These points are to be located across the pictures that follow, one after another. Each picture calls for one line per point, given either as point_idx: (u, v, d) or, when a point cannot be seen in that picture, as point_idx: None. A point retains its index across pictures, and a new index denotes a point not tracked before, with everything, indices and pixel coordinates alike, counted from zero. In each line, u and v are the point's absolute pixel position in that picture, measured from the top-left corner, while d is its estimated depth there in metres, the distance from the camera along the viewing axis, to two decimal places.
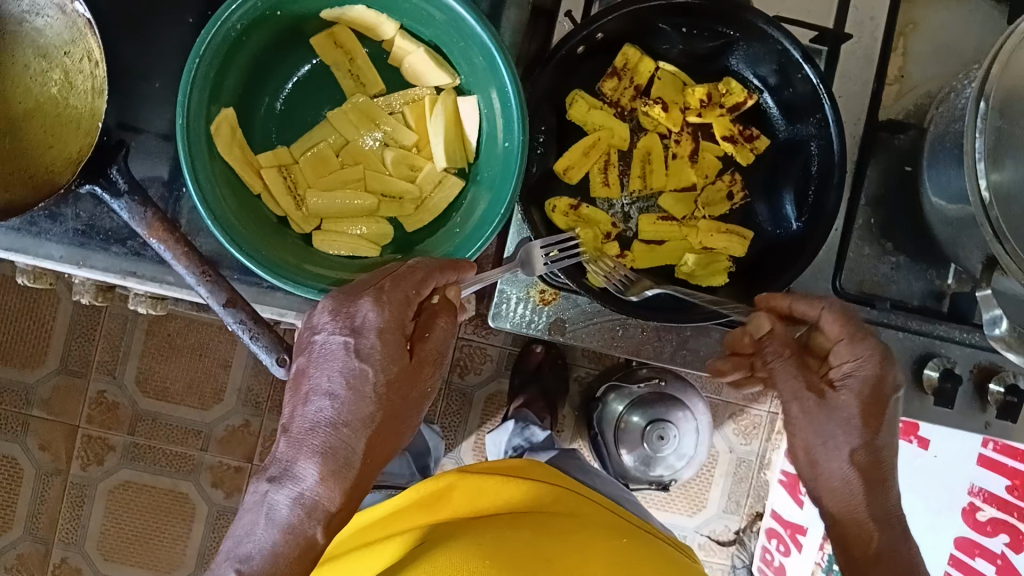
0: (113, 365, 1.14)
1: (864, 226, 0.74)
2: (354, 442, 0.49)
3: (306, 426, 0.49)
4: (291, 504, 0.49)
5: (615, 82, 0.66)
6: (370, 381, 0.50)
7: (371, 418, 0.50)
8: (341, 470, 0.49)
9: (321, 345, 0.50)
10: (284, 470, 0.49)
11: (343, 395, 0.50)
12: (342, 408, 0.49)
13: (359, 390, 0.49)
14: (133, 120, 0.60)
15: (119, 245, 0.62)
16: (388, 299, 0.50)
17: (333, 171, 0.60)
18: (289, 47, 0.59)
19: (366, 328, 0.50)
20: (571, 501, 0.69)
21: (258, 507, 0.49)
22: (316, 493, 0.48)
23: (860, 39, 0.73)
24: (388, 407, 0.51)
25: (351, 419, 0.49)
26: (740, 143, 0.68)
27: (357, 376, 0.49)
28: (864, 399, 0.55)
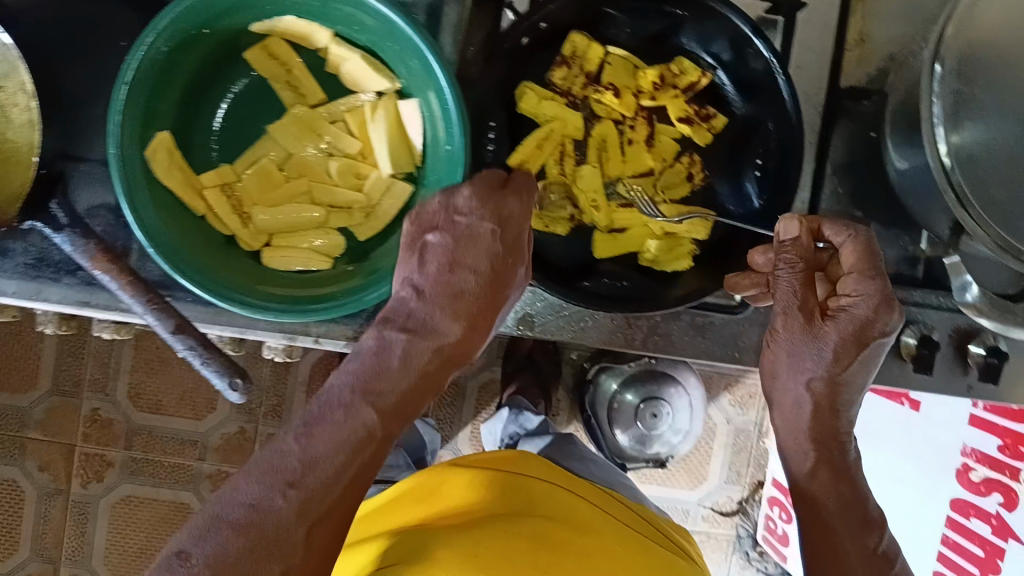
0: (105, 383, 1.14)
1: (832, 196, 0.73)
2: (473, 306, 0.53)
3: (435, 281, 0.53)
4: (430, 353, 0.52)
5: (564, 71, 0.65)
6: (489, 256, 0.53)
7: (492, 290, 0.53)
8: (472, 324, 0.53)
9: (434, 234, 0.54)
10: (367, 363, 0.51)
11: (467, 266, 0.53)
12: (470, 276, 0.53)
13: (462, 275, 0.53)
14: (72, 150, 0.59)
15: (71, 275, 0.61)
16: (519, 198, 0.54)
17: (279, 186, 0.58)
18: (223, 62, 0.58)
19: (509, 220, 0.53)
20: (551, 495, 0.66)
21: (380, 351, 0.51)
22: (450, 343, 0.53)
23: (817, 6, 0.71)
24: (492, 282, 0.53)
25: (472, 290, 0.53)
26: (696, 124, 0.66)
27: (475, 250, 0.53)
28: (849, 337, 0.55)
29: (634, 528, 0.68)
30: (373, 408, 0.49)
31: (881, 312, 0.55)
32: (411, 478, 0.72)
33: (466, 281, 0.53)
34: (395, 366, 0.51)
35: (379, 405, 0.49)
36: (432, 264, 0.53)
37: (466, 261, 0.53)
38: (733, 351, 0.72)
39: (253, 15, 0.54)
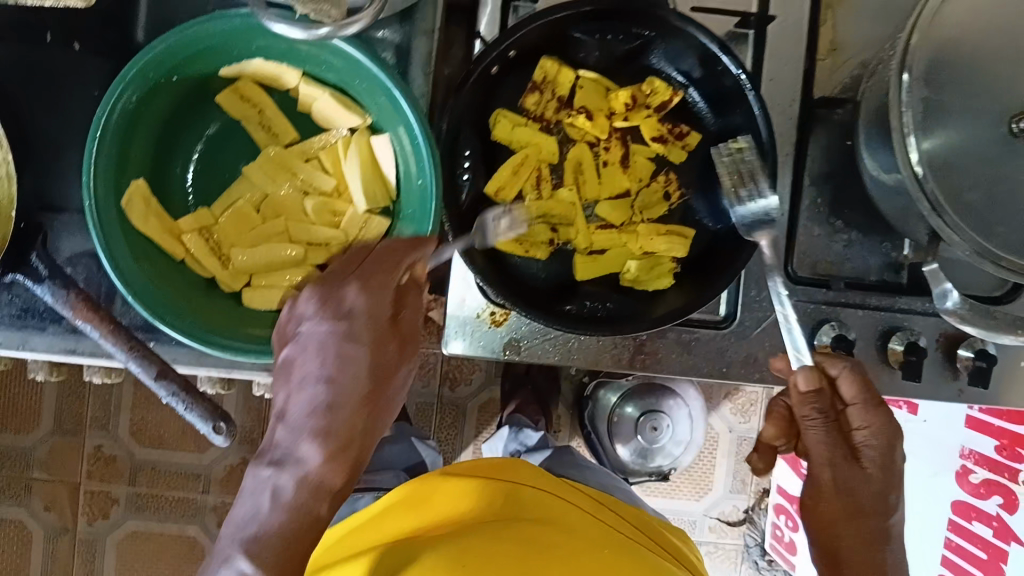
0: (106, 421, 1.15)
1: (812, 205, 0.73)
2: (345, 415, 0.48)
3: (297, 404, 0.48)
4: (294, 485, 0.47)
5: (536, 96, 0.66)
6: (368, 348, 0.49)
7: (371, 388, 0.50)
8: (338, 441, 0.48)
9: (306, 331, 0.50)
10: (258, 482, 0.47)
11: (335, 380, 0.48)
12: (335, 386, 0.48)
13: (341, 376, 0.48)
14: (52, 201, 0.60)
15: (56, 324, 0.61)
16: (375, 285, 0.51)
17: (257, 226, 0.59)
18: (195, 107, 0.58)
19: (356, 312, 0.50)
20: (540, 501, 0.65)
21: (255, 491, 0.47)
22: (316, 471, 0.47)
23: (786, 18, 0.72)
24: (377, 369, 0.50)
25: (340, 400, 0.48)
26: (671, 142, 0.67)
27: (336, 355, 0.49)
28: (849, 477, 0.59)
29: (630, 536, 0.66)
30: (251, 559, 0.44)
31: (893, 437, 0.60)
32: (400, 488, 0.70)
33: (319, 396, 0.48)
34: (268, 506, 0.46)
35: (258, 552, 0.45)
36: (297, 381, 0.49)
37: (332, 371, 0.48)
38: (721, 366, 0.72)
39: (222, 60, 0.55)
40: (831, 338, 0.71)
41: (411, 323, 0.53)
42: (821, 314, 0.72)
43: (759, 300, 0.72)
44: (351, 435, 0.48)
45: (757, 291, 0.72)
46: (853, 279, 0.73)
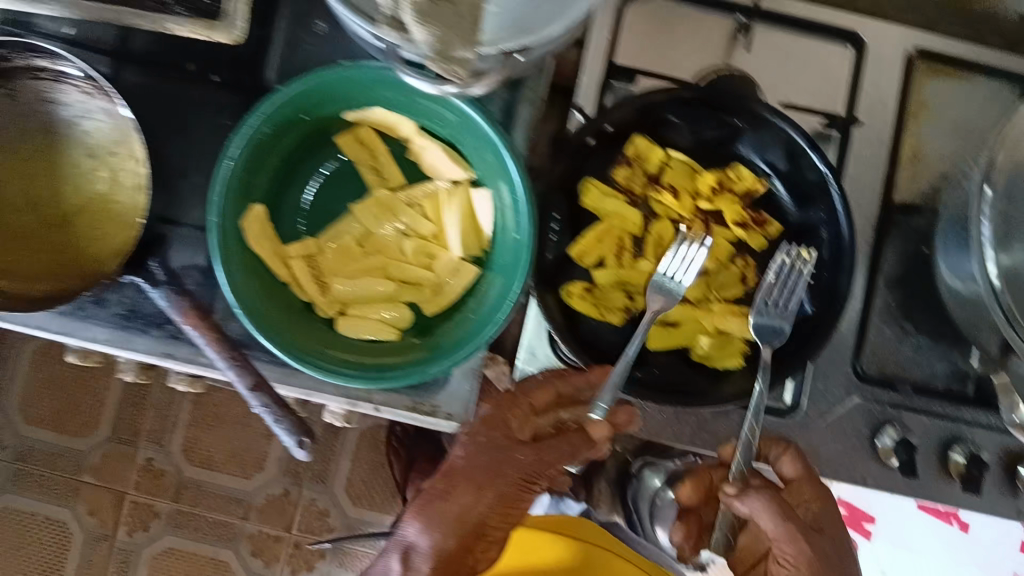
0: (161, 435, 1.19)
1: (884, 306, 0.74)
2: (460, 507, 0.56)
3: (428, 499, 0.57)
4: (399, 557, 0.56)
5: (627, 171, 0.69)
6: (476, 441, 0.58)
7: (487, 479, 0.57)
8: (444, 536, 0.56)
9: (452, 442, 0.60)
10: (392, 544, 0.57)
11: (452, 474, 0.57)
12: (459, 465, 0.58)
13: (464, 462, 0.58)
14: (173, 213, 0.64)
15: (158, 328, 0.65)
16: (505, 403, 0.60)
17: (356, 260, 0.63)
18: (315, 145, 0.63)
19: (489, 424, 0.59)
20: None
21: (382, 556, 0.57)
22: (419, 549, 0.55)
23: (873, 124, 0.75)
24: (490, 463, 0.57)
25: (456, 493, 0.57)
26: (751, 228, 0.69)
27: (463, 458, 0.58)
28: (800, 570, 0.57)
29: None
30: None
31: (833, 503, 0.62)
32: None
33: (439, 486, 0.57)
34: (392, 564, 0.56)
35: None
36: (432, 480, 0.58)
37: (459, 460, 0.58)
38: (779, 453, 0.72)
39: (348, 105, 0.60)
40: (895, 439, 0.72)
41: (548, 448, 0.58)
42: (884, 415, 0.73)
43: (823, 392, 0.73)
44: (460, 526, 0.56)
45: (822, 384, 0.73)
46: (919, 384, 0.74)
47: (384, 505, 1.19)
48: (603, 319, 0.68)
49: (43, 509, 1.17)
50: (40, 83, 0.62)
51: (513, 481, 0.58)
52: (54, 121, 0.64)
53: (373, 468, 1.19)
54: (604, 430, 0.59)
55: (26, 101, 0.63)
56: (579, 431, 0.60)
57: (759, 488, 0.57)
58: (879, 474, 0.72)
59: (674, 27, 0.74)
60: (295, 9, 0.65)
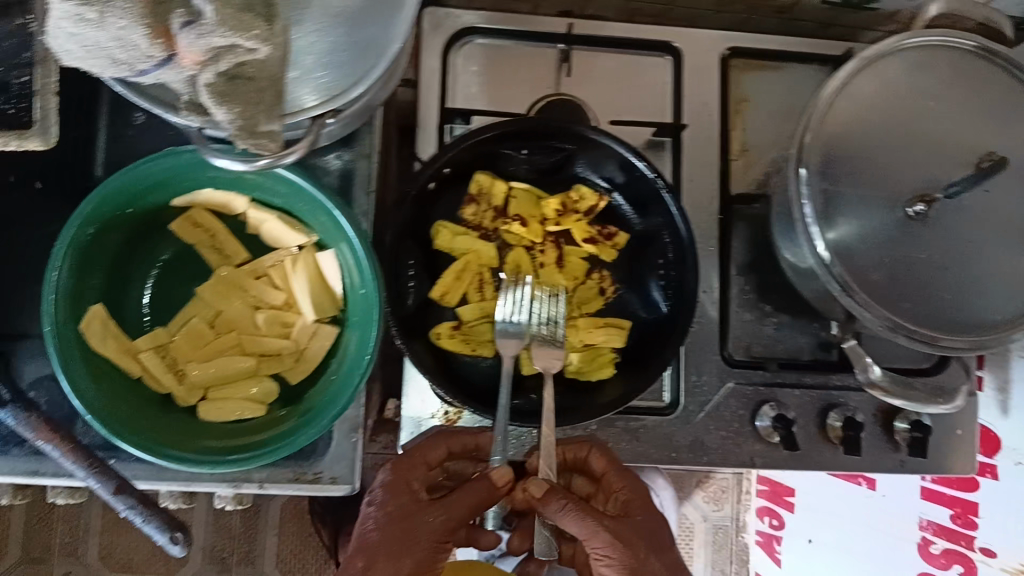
0: (75, 547, 1.14)
1: (741, 293, 0.78)
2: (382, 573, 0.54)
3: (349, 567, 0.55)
4: None
5: (474, 207, 0.71)
6: (386, 511, 0.56)
7: (392, 532, 0.55)
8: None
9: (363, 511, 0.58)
10: None
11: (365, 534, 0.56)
12: (374, 530, 0.55)
13: (371, 519, 0.56)
14: (16, 328, 0.63)
15: (19, 446, 0.63)
16: (400, 467, 0.59)
17: (210, 342, 0.62)
18: (152, 234, 0.63)
19: (390, 494, 0.57)
20: None
21: None
22: None
23: (699, 125, 0.78)
24: (400, 531, 0.55)
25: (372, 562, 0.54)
26: (602, 242, 0.72)
27: (372, 525, 0.56)
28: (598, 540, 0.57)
29: None
30: None
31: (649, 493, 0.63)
32: None
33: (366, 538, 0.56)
34: None
35: None
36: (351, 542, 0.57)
37: (370, 524, 0.56)
38: (669, 451, 0.74)
39: (175, 190, 0.60)
40: (773, 414, 0.74)
41: (457, 502, 0.56)
42: (760, 395, 0.76)
43: (698, 384, 0.76)
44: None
45: (696, 376, 0.76)
46: (784, 360, 0.77)
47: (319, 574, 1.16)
48: (474, 354, 0.69)
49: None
50: None
51: (427, 545, 0.55)
52: None
53: (301, 539, 1.16)
54: (507, 472, 0.57)
55: None
56: (483, 478, 0.57)
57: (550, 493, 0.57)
58: (764, 453, 0.75)
59: (499, 64, 0.77)
60: (112, 105, 0.65)
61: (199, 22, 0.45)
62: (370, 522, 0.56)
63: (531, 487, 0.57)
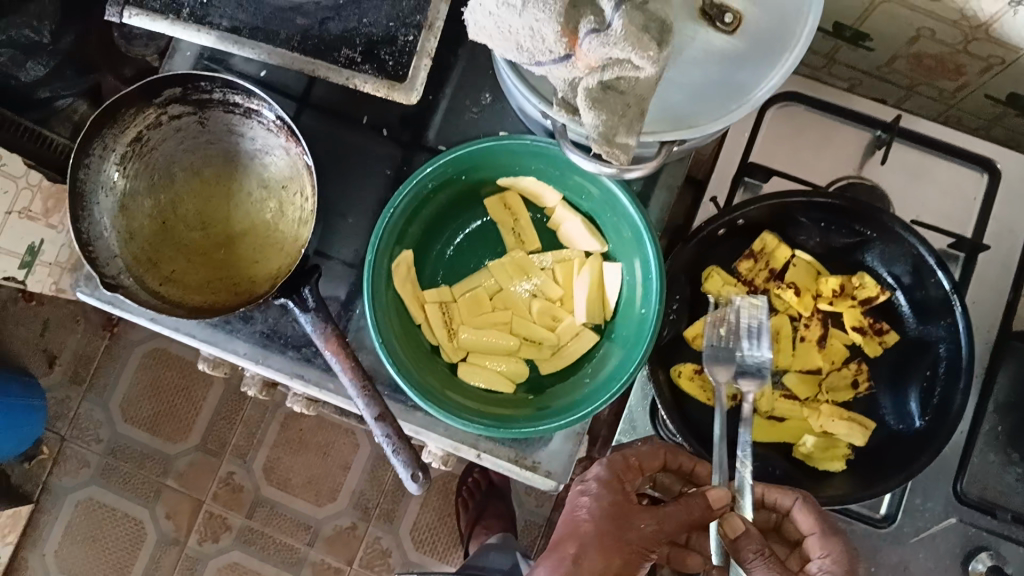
0: (246, 450, 1.16)
1: (991, 431, 0.72)
2: (592, 562, 0.55)
3: (554, 546, 0.57)
4: None
5: (751, 263, 0.71)
6: (601, 504, 0.58)
7: (607, 524, 0.56)
8: None
9: (578, 497, 0.60)
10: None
11: (577, 517, 0.58)
12: (588, 518, 0.57)
13: (585, 509, 0.58)
14: (326, 248, 0.69)
15: (295, 350, 0.69)
16: (618, 466, 0.61)
17: (485, 312, 0.67)
18: (466, 202, 0.69)
19: (605, 489, 0.59)
20: None
21: None
22: None
23: (998, 250, 0.75)
24: (613, 528, 0.56)
25: (584, 547, 0.55)
26: (869, 335, 0.72)
27: (585, 515, 0.58)
28: None
29: None
30: None
31: (855, 570, 0.60)
32: None
33: (582, 524, 0.57)
34: None
35: None
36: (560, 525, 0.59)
37: (585, 514, 0.58)
38: (869, 564, 0.72)
39: (503, 171, 0.65)
40: (989, 564, 0.71)
41: (669, 516, 0.56)
42: (980, 540, 0.72)
43: (922, 509, 0.72)
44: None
45: (921, 500, 0.73)
46: (1021, 515, 0.71)
47: (446, 554, 1.14)
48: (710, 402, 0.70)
49: (124, 505, 1.15)
50: (227, 118, 0.70)
51: (638, 548, 0.56)
52: (237, 151, 0.71)
53: (441, 515, 1.14)
54: (723, 494, 0.57)
55: (213, 130, 0.70)
56: (699, 495, 0.57)
57: (748, 535, 0.56)
58: None
59: (811, 132, 0.77)
60: (462, 78, 0.70)
61: (605, 31, 0.47)
62: (582, 511, 0.58)
63: (726, 524, 0.57)
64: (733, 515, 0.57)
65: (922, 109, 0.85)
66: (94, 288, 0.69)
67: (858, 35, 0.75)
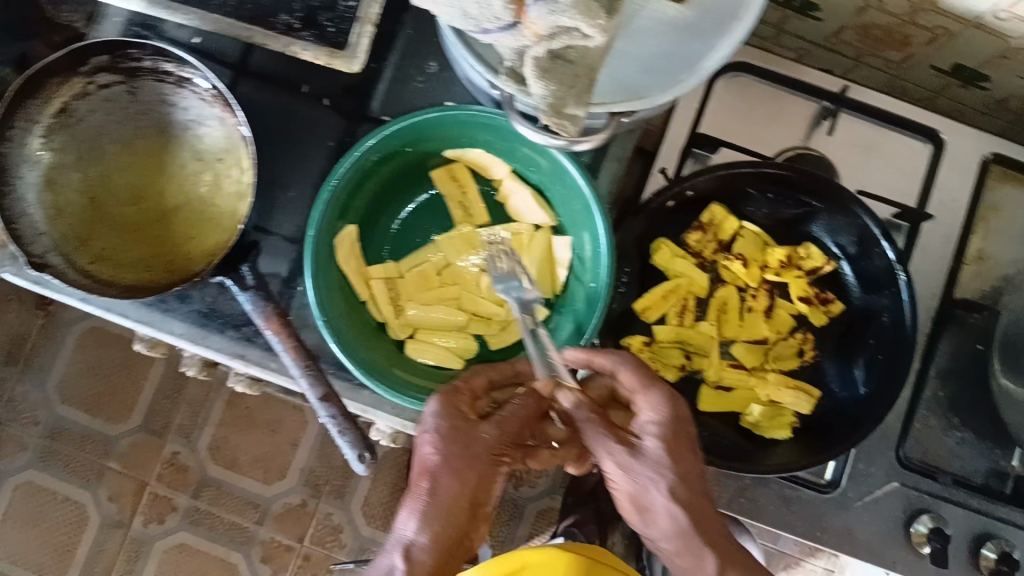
0: (191, 429, 1.13)
1: (933, 397, 0.76)
2: (449, 488, 0.52)
3: (416, 488, 0.52)
4: (421, 540, 0.50)
5: (699, 235, 0.71)
6: (440, 433, 0.53)
7: (455, 446, 0.53)
8: (446, 515, 0.51)
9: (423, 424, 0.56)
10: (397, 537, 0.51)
11: (424, 448, 0.54)
12: (435, 447, 0.53)
13: (426, 433, 0.54)
14: (268, 223, 0.66)
15: (235, 330, 0.67)
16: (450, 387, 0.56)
17: (433, 288, 0.66)
18: (414, 175, 0.67)
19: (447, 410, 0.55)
20: None
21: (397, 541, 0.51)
22: (417, 538, 0.51)
23: (940, 219, 0.77)
24: (458, 449, 0.53)
25: (441, 475, 0.52)
26: (815, 305, 0.72)
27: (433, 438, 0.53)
28: (626, 456, 0.53)
29: None
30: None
31: (680, 409, 0.55)
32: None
33: (431, 456, 0.53)
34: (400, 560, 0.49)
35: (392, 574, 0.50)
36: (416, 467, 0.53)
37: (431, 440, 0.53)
38: (815, 529, 0.73)
39: (451, 142, 0.64)
40: (932, 526, 0.73)
41: (507, 420, 0.55)
42: (922, 503, 0.74)
43: (866, 474, 0.74)
44: (451, 506, 0.52)
45: (865, 465, 0.74)
46: (958, 477, 0.74)
47: None
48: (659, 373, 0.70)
49: (64, 489, 1.11)
50: (159, 87, 0.67)
51: (486, 459, 0.53)
52: (169, 121, 0.68)
53: (392, 491, 1.13)
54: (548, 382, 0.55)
55: (144, 99, 0.67)
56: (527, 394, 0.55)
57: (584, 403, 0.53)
58: (912, 560, 0.73)
59: (759, 103, 0.77)
60: (408, 45, 0.68)
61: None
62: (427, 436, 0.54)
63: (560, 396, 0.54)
64: (562, 388, 0.53)
65: (867, 80, 0.85)
66: (19, 267, 0.66)
67: (806, 5, 0.75)
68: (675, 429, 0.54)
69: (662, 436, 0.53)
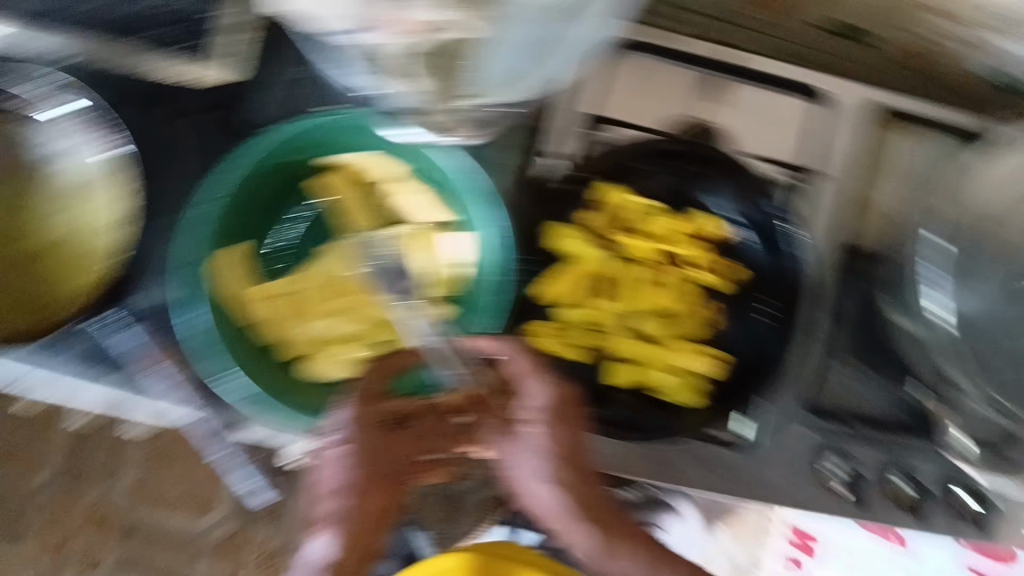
0: None
1: (839, 346, 0.78)
2: (360, 498, 0.54)
3: (328, 500, 0.54)
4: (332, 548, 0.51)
5: (590, 213, 0.75)
6: (348, 448, 0.55)
7: (366, 455, 0.56)
8: (355, 524, 0.53)
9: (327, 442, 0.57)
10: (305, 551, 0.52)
11: (332, 465, 0.55)
12: (344, 454, 0.55)
13: (334, 443, 0.56)
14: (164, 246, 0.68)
15: (129, 365, 0.66)
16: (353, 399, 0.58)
17: (333, 300, 0.66)
18: (304, 188, 0.69)
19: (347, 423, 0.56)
20: None
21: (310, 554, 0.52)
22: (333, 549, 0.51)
23: (829, 176, 0.80)
24: (373, 458, 0.56)
25: (353, 480, 0.54)
26: (722, 274, 0.76)
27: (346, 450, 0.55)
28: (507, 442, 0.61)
29: None
30: None
31: (563, 404, 0.59)
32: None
33: (339, 469, 0.54)
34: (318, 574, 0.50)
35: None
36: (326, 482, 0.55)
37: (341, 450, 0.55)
38: (737, 488, 0.74)
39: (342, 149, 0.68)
40: (844, 470, 0.75)
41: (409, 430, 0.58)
42: (834, 447, 0.76)
43: (781, 429, 0.76)
44: (363, 513, 0.54)
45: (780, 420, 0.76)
46: (868, 419, 0.76)
47: None
48: (572, 354, 0.73)
49: None
50: (23, 128, 0.67)
51: (396, 467, 0.58)
52: (43, 158, 0.67)
53: None
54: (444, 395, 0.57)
55: (16, 138, 0.67)
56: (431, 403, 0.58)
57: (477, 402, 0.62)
58: (834, 506, 0.75)
59: (646, 82, 0.79)
60: (290, 65, 0.71)
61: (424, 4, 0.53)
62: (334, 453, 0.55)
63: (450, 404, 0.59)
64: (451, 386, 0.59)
65: None
66: None
67: None
68: (558, 414, 0.59)
69: (547, 422, 0.58)
